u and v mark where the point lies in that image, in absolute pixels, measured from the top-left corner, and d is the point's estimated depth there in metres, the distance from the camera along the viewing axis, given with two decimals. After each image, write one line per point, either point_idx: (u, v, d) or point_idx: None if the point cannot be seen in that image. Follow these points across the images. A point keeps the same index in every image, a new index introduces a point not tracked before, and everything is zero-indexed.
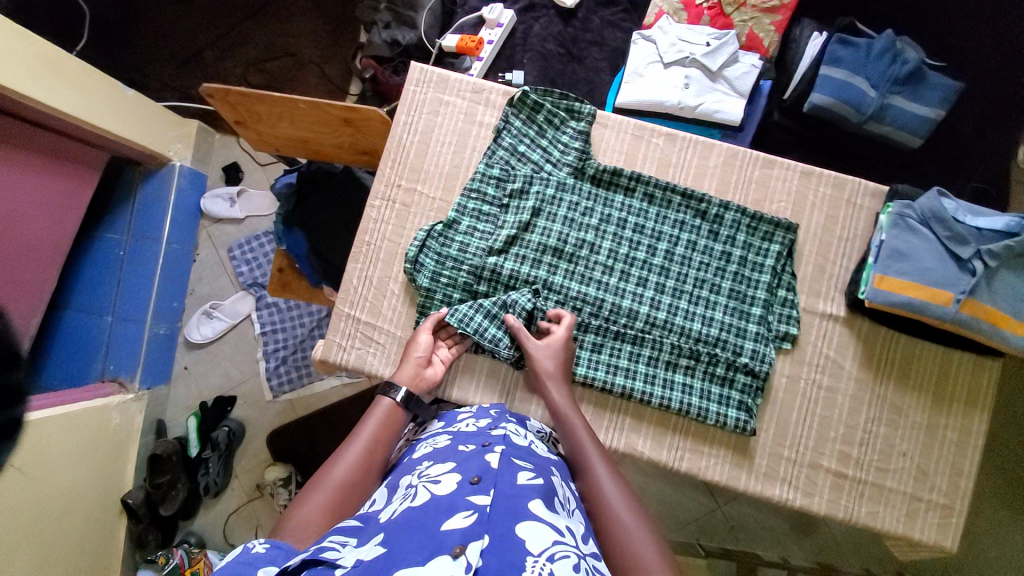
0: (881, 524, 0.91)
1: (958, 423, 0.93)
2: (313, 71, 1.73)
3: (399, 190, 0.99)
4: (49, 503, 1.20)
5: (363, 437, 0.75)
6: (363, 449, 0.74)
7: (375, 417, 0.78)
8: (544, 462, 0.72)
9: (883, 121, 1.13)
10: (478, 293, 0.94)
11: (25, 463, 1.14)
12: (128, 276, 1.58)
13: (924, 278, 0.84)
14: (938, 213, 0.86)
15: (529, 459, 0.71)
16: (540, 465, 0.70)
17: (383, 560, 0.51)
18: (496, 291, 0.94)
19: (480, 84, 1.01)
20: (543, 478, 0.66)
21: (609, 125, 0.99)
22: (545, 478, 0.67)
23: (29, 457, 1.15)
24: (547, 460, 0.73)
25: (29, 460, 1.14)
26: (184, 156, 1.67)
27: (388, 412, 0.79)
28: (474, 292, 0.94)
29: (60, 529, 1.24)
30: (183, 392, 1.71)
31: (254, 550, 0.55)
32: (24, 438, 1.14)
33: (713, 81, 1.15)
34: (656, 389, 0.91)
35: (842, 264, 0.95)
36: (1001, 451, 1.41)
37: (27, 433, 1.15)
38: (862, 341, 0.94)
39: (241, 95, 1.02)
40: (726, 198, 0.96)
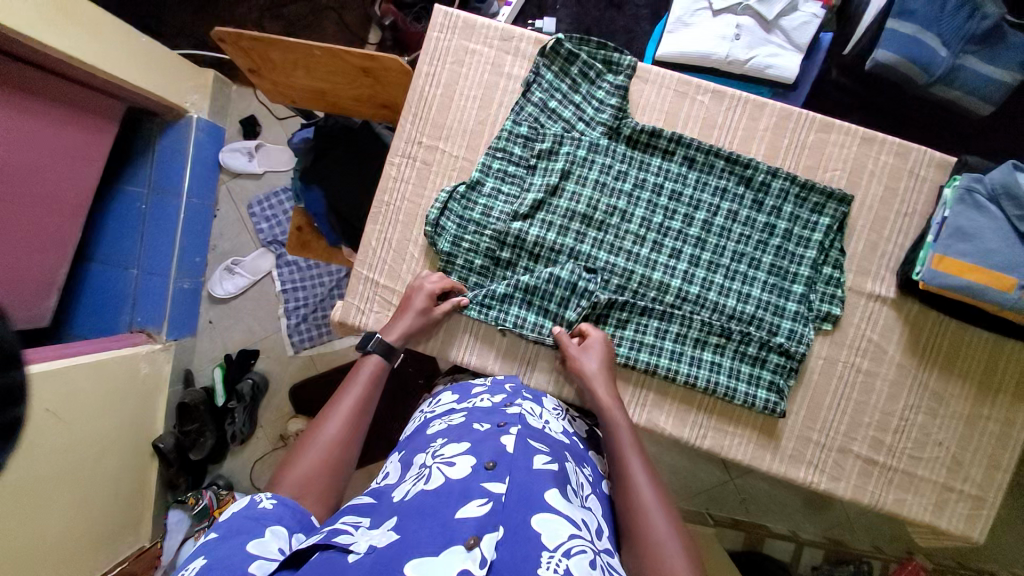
0: (908, 511, 0.88)
1: (1003, 415, 0.88)
2: (332, 17, 1.64)
3: (419, 148, 0.93)
4: (84, 450, 1.27)
5: (348, 396, 0.76)
6: (348, 407, 0.74)
7: (358, 374, 0.79)
8: (558, 447, 0.71)
9: (953, 84, 1.02)
10: (503, 263, 0.90)
11: (60, 410, 1.19)
12: (150, 229, 1.58)
13: (987, 260, 0.76)
14: (1012, 188, 0.77)
15: (544, 442, 0.70)
16: (555, 450, 0.69)
17: (396, 548, 0.50)
18: (519, 259, 0.90)
19: (509, 30, 0.91)
20: (558, 465, 0.66)
21: (650, 79, 0.89)
22: (559, 464, 0.66)
23: (63, 405, 1.20)
24: (562, 445, 0.72)
25: (63, 408, 1.20)
26: (201, 108, 1.63)
27: (373, 366, 0.80)
28: (497, 259, 0.90)
29: (96, 472, 1.31)
30: (208, 346, 1.75)
31: (261, 505, 0.59)
32: (56, 387, 1.18)
33: (767, 32, 1.03)
34: (681, 366, 0.87)
35: (897, 241, 0.87)
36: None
37: (61, 383, 1.19)
38: (909, 324, 0.88)
39: (254, 41, 0.95)
40: (775, 165, 0.88)
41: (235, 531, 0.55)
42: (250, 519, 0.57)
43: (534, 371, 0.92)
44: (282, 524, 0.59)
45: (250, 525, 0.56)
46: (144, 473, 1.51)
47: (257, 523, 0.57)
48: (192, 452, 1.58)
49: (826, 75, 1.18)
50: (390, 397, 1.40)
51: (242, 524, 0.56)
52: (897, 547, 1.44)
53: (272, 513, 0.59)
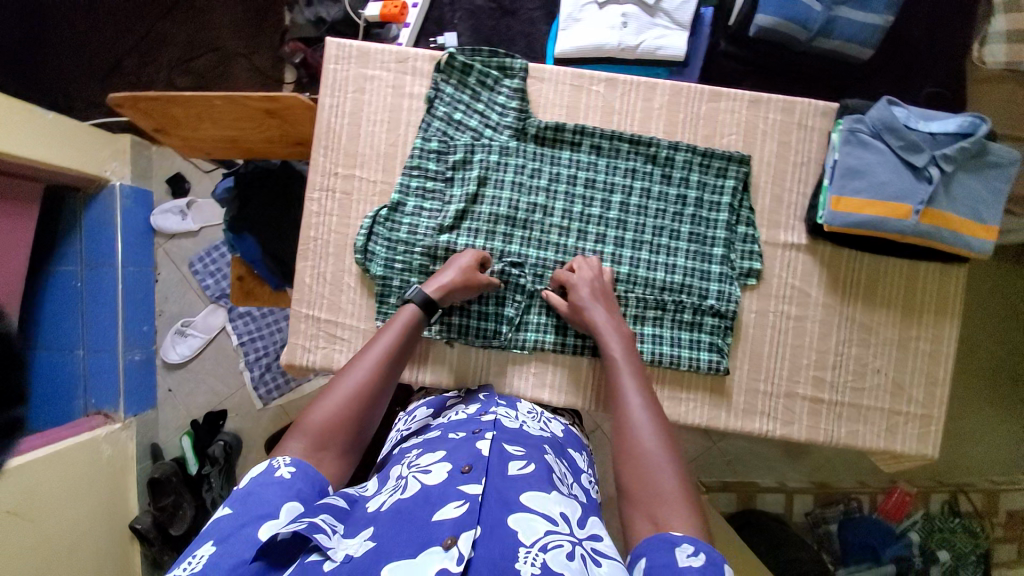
0: (861, 441, 0.93)
1: (931, 335, 0.93)
2: (243, 63, 1.63)
3: (336, 179, 0.94)
4: (53, 543, 1.23)
5: (382, 342, 0.76)
6: (373, 365, 0.74)
7: (395, 322, 0.78)
8: (535, 443, 0.74)
9: (830, 34, 1.10)
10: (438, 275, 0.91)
11: (21, 507, 1.16)
12: (90, 306, 1.54)
13: (880, 193, 0.82)
14: (889, 123, 0.83)
15: (521, 442, 0.73)
16: (532, 448, 0.71)
17: (372, 556, 0.53)
18: None
19: (404, 52, 0.93)
20: (536, 461, 0.68)
21: (545, 78, 0.93)
22: (537, 460, 0.69)
23: (24, 501, 1.17)
24: (539, 440, 0.76)
25: (24, 504, 1.17)
26: (124, 175, 1.59)
27: (407, 317, 0.79)
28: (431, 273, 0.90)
29: (69, 564, 1.27)
30: (171, 414, 1.70)
31: (280, 474, 0.63)
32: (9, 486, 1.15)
33: (651, 16, 1.09)
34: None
35: (800, 190, 0.92)
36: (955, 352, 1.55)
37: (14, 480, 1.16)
38: (826, 265, 0.92)
39: (151, 101, 0.94)
40: (676, 139, 0.92)
41: (257, 493, 0.61)
42: (270, 487, 0.61)
43: (488, 377, 0.93)
44: (300, 498, 0.62)
45: (269, 491, 0.61)
46: (126, 556, 1.48)
47: (276, 491, 0.61)
48: (173, 528, 1.51)
49: (716, 48, 1.24)
50: None
51: (263, 489, 0.61)
52: (878, 476, 1.51)
53: (291, 482, 0.62)
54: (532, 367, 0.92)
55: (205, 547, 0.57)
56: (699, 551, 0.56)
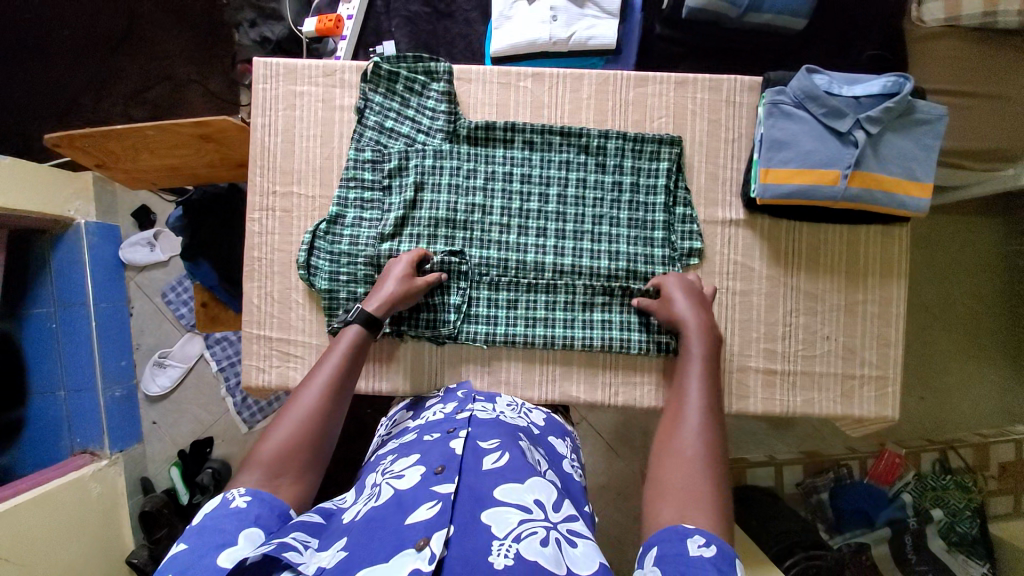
0: (818, 408, 0.93)
1: (877, 297, 0.93)
2: (196, 89, 1.64)
3: (276, 197, 0.94)
4: None
5: (326, 366, 0.75)
6: (323, 387, 0.73)
7: (339, 344, 0.78)
8: (510, 432, 0.73)
9: (761, 9, 1.11)
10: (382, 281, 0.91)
11: (12, 553, 1.16)
12: (67, 345, 1.53)
13: (807, 161, 0.83)
14: (810, 91, 0.83)
15: (495, 433, 0.72)
16: (506, 437, 0.71)
17: (345, 564, 0.52)
18: None
19: (330, 65, 0.94)
20: (509, 452, 0.67)
21: (473, 79, 0.94)
22: (512, 449, 0.68)
23: (15, 548, 1.17)
24: (513, 429, 0.75)
25: (15, 551, 1.17)
26: (88, 212, 1.59)
27: (353, 337, 0.78)
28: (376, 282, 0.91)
29: None
30: (158, 446, 1.70)
31: (236, 504, 0.60)
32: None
33: (580, 7, 1.09)
34: (576, 331, 0.91)
35: (733, 166, 0.93)
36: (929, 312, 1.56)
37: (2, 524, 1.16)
38: (766, 238, 0.93)
39: (85, 138, 0.95)
40: (607, 127, 0.93)
41: (211, 530, 0.57)
42: (224, 521, 0.58)
43: (443, 377, 0.93)
44: (258, 523, 0.59)
45: (224, 524, 0.58)
46: None
47: (232, 523, 0.58)
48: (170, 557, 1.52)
49: (652, 32, 1.24)
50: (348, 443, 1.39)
51: (218, 524, 0.58)
52: (866, 441, 1.52)
53: (248, 510, 0.59)
54: (485, 364, 0.93)
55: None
56: (710, 543, 0.54)
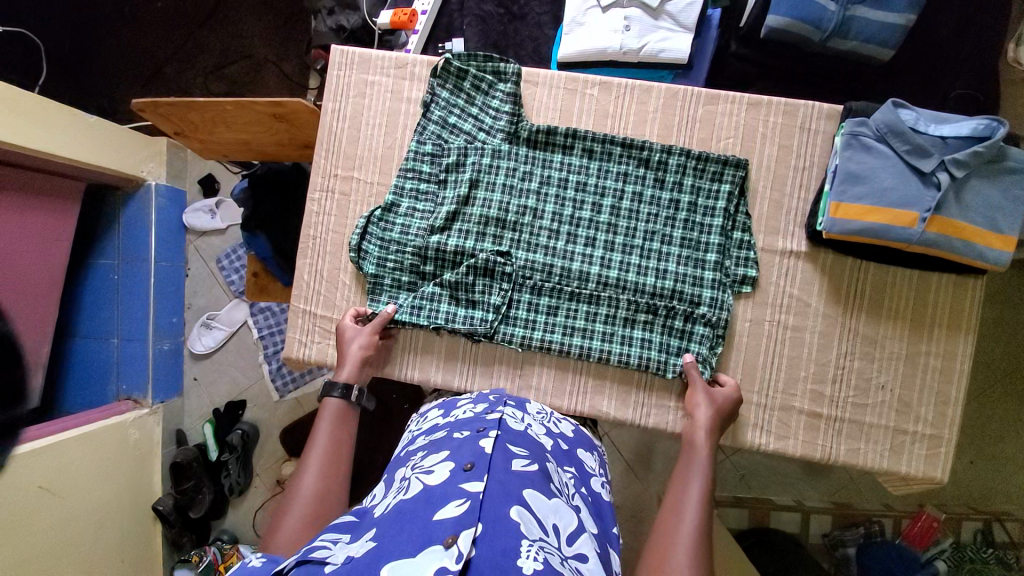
0: (863, 460, 0.88)
1: (942, 349, 0.87)
2: (272, 70, 1.72)
3: (336, 180, 0.97)
4: (86, 517, 1.34)
5: (322, 445, 0.78)
6: (325, 454, 0.77)
7: (323, 421, 0.81)
8: (539, 449, 0.74)
9: (847, 36, 1.06)
10: (427, 270, 0.93)
11: (55, 485, 1.26)
12: (125, 296, 1.65)
13: (883, 199, 0.78)
14: (894, 126, 0.79)
15: (525, 444, 0.73)
16: (535, 451, 0.71)
17: (372, 554, 0.53)
18: (443, 270, 0.93)
19: (403, 58, 0.96)
20: (537, 465, 0.68)
21: (540, 83, 0.94)
22: (540, 464, 0.69)
23: (58, 480, 1.27)
24: (544, 446, 0.75)
25: (57, 482, 1.27)
26: (159, 175, 1.70)
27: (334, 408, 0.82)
28: (421, 272, 0.93)
29: (98, 538, 1.37)
30: (196, 402, 1.79)
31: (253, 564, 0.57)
32: (45, 463, 1.24)
33: (655, 19, 1.08)
34: (614, 346, 0.89)
35: (800, 196, 0.89)
36: (995, 372, 1.44)
37: (48, 457, 1.25)
38: (828, 273, 0.88)
39: (170, 106, 1.01)
40: (670, 142, 0.91)
41: None
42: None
43: (474, 373, 0.94)
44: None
45: None
46: (150, 534, 1.57)
47: None
48: (192, 510, 1.61)
49: (727, 49, 1.21)
50: (374, 424, 1.42)
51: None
52: (907, 501, 1.42)
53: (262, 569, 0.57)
54: (518, 367, 0.93)
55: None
56: None
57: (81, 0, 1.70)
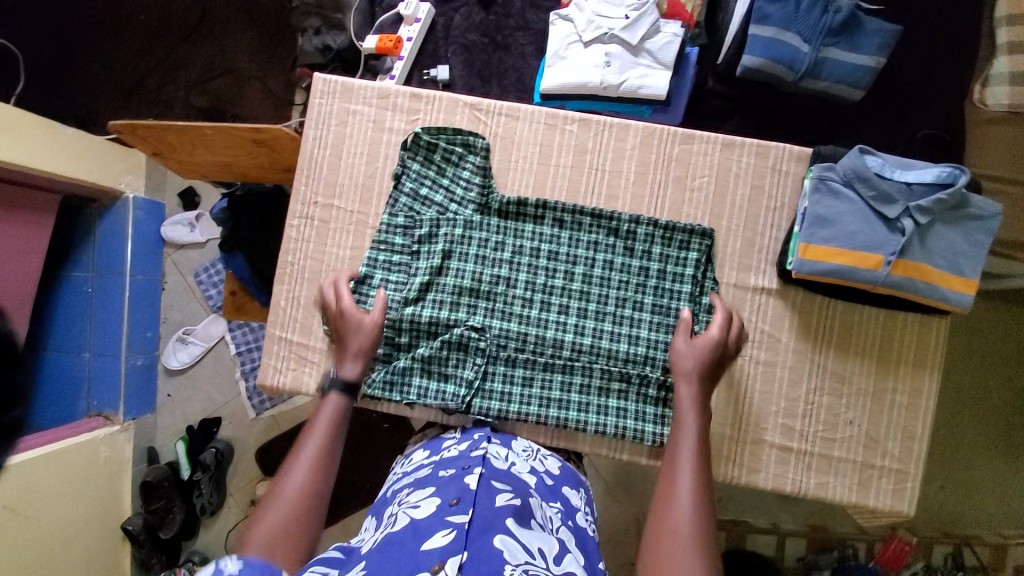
0: (831, 493, 0.90)
1: (908, 386, 0.90)
2: (257, 85, 1.72)
3: (316, 208, 0.97)
4: (49, 539, 1.29)
5: (308, 445, 0.75)
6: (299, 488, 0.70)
7: (317, 420, 0.78)
8: (522, 484, 0.74)
9: (819, 76, 1.10)
10: (400, 344, 0.93)
11: (19, 505, 1.22)
12: (100, 308, 1.61)
13: (850, 242, 0.81)
14: (860, 173, 0.81)
15: (508, 481, 0.73)
16: (517, 485, 0.72)
17: None
18: (418, 340, 0.92)
19: (386, 88, 0.97)
20: (520, 498, 0.68)
21: (520, 117, 0.95)
22: (523, 499, 0.69)
23: (23, 499, 1.23)
24: (527, 482, 0.76)
25: (21, 502, 1.23)
26: (138, 187, 1.67)
27: (331, 409, 0.79)
28: (397, 344, 0.93)
29: (63, 560, 1.33)
30: (169, 419, 1.75)
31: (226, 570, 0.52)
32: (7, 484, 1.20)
33: (635, 56, 1.11)
34: (590, 416, 0.90)
35: (772, 235, 0.92)
36: (962, 397, 1.49)
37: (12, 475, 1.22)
38: (798, 311, 0.91)
39: (148, 129, 1.00)
40: (647, 179, 0.93)
41: None
42: None
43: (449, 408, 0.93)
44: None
45: None
46: (117, 555, 1.53)
47: None
48: (162, 530, 1.57)
49: (704, 85, 1.25)
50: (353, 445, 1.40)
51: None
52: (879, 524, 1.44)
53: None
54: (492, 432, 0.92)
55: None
56: None
57: (62, 9, 1.68)
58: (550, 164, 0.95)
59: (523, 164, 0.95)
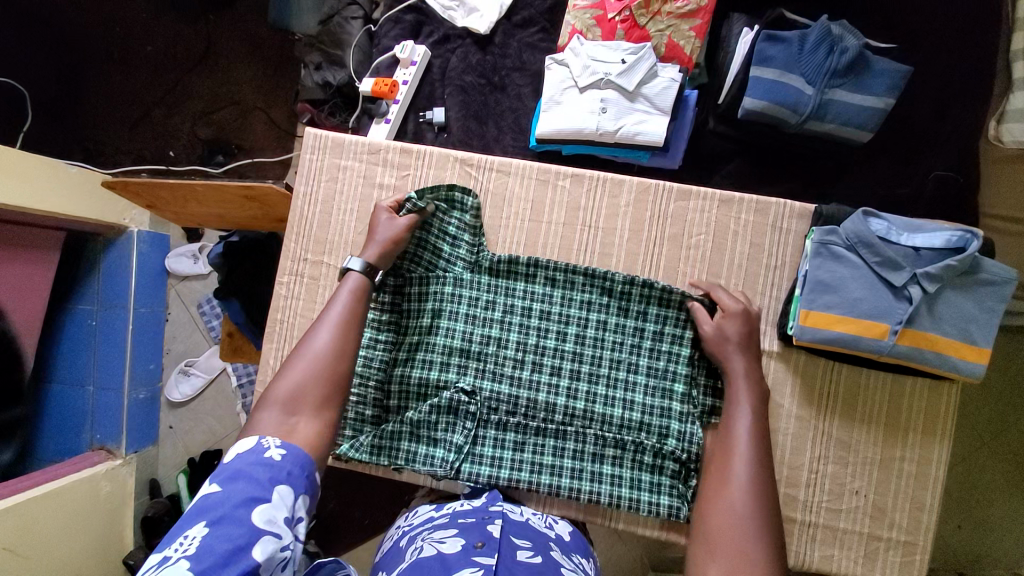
0: (836, 567, 0.85)
1: (917, 455, 0.85)
2: (260, 116, 1.72)
3: (305, 264, 0.96)
4: None
5: (334, 310, 0.75)
6: (322, 359, 0.71)
7: (339, 292, 0.77)
8: (541, 540, 0.75)
9: (824, 118, 1.06)
10: (392, 405, 0.90)
11: (20, 545, 1.22)
12: (101, 345, 1.61)
13: (854, 310, 0.77)
14: (863, 237, 0.78)
15: (527, 536, 0.74)
16: (538, 542, 0.72)
17: None
18: (406, 402, 0.90)
19: (376, 143, 0.96)
20: (542, 555, 0.69)
21: (512, 173, 0.93)
22: (544, 555, 0.69)
23: (24, 539, 1.23)
24: (546, 538, 0.76)
25: (23, 542, 1.23)
26: (142, 221, 1.68)
27: (354, 283, 0.78)
28: (385, 407, 0.90)
29: None
30: (171, 450, 1.74)
31: (269, 454, 0.60)
32: (9, 525, 1.21)
33: (631, 101, 1.09)
34: (584, 483, 0.86)
35: (772, 294, 0.88)
36: (979, 441, 1.41)
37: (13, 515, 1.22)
38: (800, 376, 0.87)
39: (141, 185, 1.01)
40: (641, 237, 0.90)
41: (239, 475, 0.57)
42: (253, 466, 0.58)
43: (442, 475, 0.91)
44: (289, 481, 0.59)
45: (255, 470, 0.58)
46: None
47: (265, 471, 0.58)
48: None
49: (705, 125, 1.21)
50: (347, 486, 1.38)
51: (250, 467, 0.58)
52: None
53: (282, 463, 0.59)
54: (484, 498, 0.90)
55: (195, 529, 0.54)
56: None
57: (71, 46, 1.71)
58: (542, 221, 0.93)
59: (515, 221, 0.93)
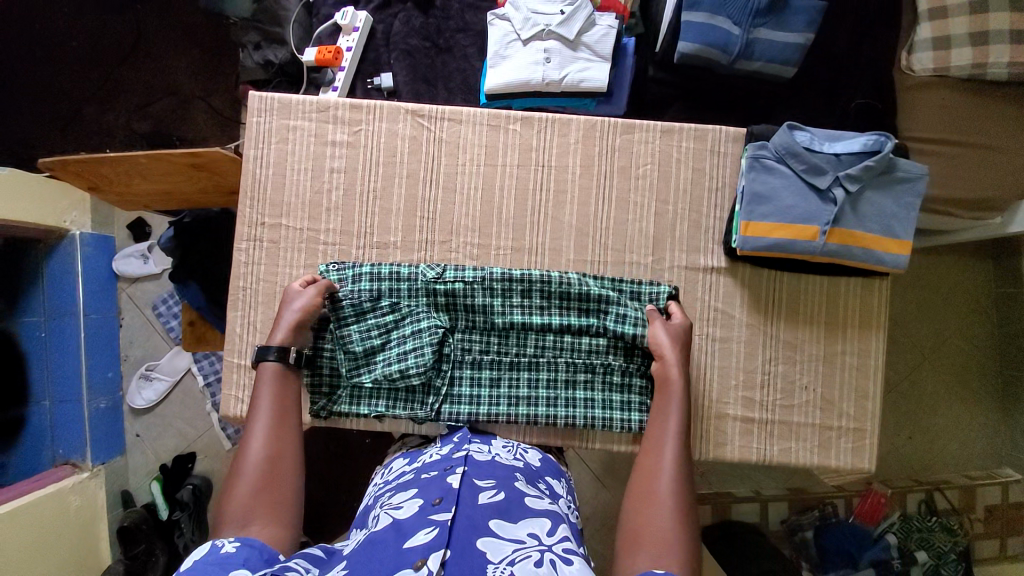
0: (796, 458, 0.93)
1: (856, 347, 0.94)
2: (200, 105, 1.65)
3: (264, 229, 0.95)
4: None
5: (260, 409, 0.77)
6: (255, 472, 0.70)
7: (260, 388, 0.79)
8: (506, 475, 0.75)
9: (752, 57, 1.14)
10: (361, 355, 0.89)
11: None
12: (56, 355, 1.53)
13: (788, 216, 0.84)
14: (789, 148, 0.85)
15: (490, 476, 0.73)
16: (501, 480, 0.72)
17: None
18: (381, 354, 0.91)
19: (324, 101, 0.96)
20: (505, 493, 0.69)
21: (463, 120, 0.96)
22: (506, 492, 0.70)
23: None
24: (509, 472, 0.76)
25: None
26: (83, 223, 1.58)
27: (271, 374, 0.79)
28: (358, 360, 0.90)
29: None
30: (142, 459, 1.66)
31: (225, 549, 0.59)
32: None
33: (573, 51, 1.13)
34: (559, 410, 0.91)
35: (716, 215, 0.95)
36: (918, 352, 1.52)
37: None
38: (747, 287, 0.94)
39: (80, 163, 0.98)
40: (593, 171, 0.95)
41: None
42: (211, 563, 0.56)
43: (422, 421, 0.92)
44: (247, 565, 0.58)
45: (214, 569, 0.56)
46: None
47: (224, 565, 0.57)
48: (146, 575, 1.47)
49: (645, 74, 1.25)
50: (332, 463, 1.37)
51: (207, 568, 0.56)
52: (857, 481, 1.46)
53: (237, 554, 0.59)
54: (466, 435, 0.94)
55: None
56: None
57: None
58: (497, 164, 0.96)
59: (471, 167, 0.96)
